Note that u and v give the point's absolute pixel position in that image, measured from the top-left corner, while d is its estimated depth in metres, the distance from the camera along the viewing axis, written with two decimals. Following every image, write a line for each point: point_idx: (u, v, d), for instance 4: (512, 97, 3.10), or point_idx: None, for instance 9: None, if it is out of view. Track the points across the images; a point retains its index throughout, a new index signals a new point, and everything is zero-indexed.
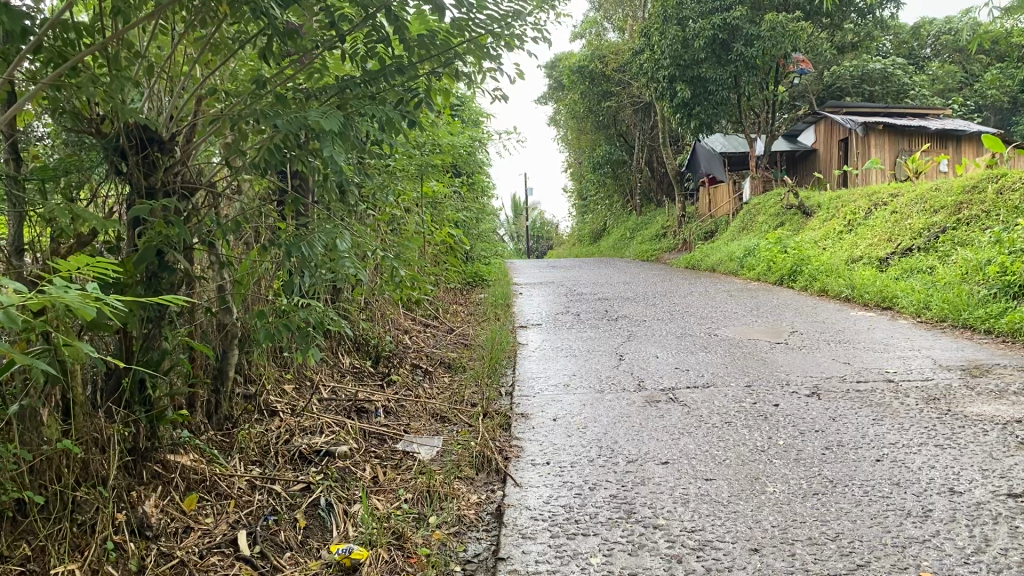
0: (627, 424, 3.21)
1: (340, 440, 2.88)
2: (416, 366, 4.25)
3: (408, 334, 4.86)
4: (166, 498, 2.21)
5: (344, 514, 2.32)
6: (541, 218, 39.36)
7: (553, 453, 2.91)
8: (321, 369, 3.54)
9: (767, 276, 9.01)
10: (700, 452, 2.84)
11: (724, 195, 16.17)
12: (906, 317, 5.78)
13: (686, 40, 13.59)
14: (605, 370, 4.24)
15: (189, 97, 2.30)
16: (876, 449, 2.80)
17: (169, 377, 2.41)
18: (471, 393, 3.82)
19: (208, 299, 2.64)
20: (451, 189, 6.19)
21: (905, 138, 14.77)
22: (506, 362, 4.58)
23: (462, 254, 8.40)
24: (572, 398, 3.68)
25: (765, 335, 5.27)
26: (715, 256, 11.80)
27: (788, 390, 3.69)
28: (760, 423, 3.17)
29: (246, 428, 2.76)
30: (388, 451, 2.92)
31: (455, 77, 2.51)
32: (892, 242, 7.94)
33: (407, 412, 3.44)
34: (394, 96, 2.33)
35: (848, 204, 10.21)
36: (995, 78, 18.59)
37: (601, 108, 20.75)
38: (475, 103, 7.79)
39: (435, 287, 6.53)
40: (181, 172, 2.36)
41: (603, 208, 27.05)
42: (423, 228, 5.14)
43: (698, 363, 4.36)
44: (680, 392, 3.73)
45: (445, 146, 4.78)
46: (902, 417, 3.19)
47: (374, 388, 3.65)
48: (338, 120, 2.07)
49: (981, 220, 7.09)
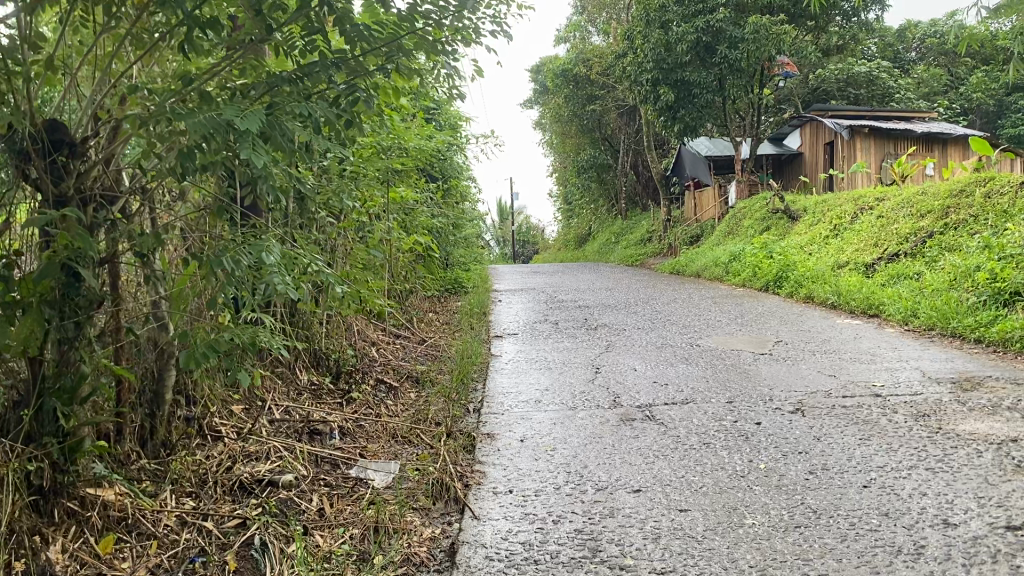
0: (598, 446, 3.01)
1: (287, 467, 2.67)
2: (381, 381, 4.04)
3: (375, 346, 4.65)
4: (78, 541, 1.99)
5: (280, 553, 2.11)
6: (527, 222, 39.15)
7: (518, 479, 2.71)
8: (273, 388, 3.32)
9: (752, 282, 8.83)
10: (675, 479, 2.64)
11: (709, 198, 16.02)
12: (894, 325, 5.61)
13: (669, 43, 13.46)
14: (580, 384, 4.04)
15: (106, 97, 2.11)
16: (863, 474, 2.60)
17: (90, 404, 2.20)
18: (436, 411, 3.61)
19: (138, 316, 2.43)
20: (425, 194, 5.98)
21: (892, 141, 14.66)
22: (476, 377, 4.37)
23: (440, 262, 8.20)
24: (543, 416, 3.48)
25: (748, 345, 5.08)
26: (700, 262, 11.62)
27: (770, 407, 3.50)
28: (741, 444, 2.97)
29: (183, 456, 2.55)
30: (341, 479, 2.71)
31: (405, 73, 2.31)
32: (878, 247, 7.78)
33: (366, 433, 3.23)
34: (332, 95, 2.13)
35: (834, 208, 10.05)
36: (980, 81, 18.53)
37: (585, 112, 20.61)
38: (452, 106, 7.60)
39: (409, 296, 6.32)
40: (100, 178, 2.16)
41: (589, 212, 26.87)
42: (391, 235, 4.93)
43: (677, 376, 4.17)
44: (657, 408, 3.53)
45: (413, 152, 4.59)
46: (890, 436, 3.00)
47: (332, 407, 3.44)
48: (263, 121, 1.87)
49: (969, 224, 6.94)
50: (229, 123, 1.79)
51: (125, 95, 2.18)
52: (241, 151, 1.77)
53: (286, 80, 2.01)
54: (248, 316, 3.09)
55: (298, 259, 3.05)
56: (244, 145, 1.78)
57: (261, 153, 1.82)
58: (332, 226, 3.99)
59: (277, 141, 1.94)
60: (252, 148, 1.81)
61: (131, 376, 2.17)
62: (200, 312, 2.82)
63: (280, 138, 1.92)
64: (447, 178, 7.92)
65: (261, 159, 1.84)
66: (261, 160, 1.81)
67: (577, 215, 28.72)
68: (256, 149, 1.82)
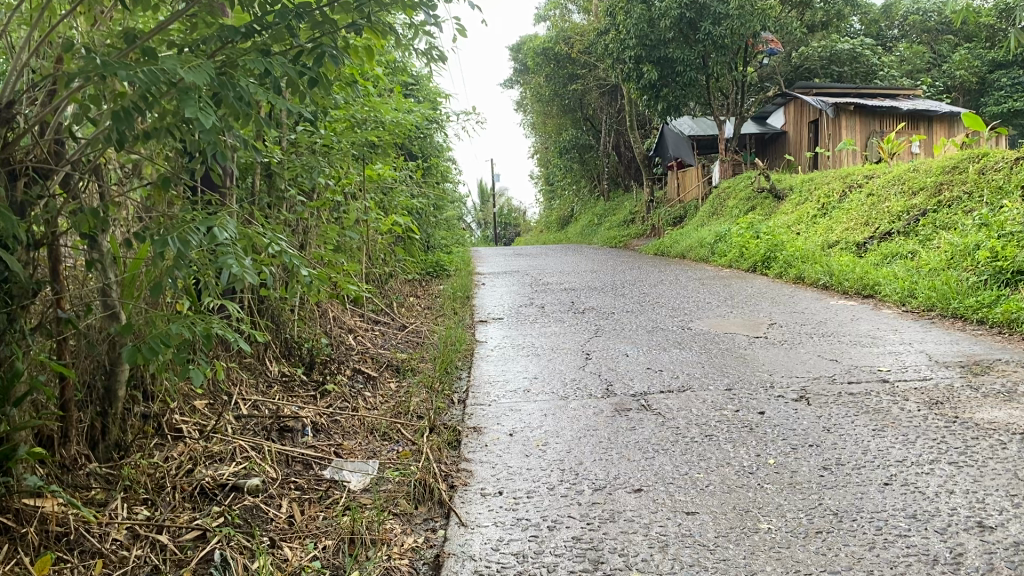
0: (593, 440, 2.79)
1: (254, 468, 2.44)
2: (358, 371, 3.80)
3: (352, 333, 4.40)
4: (11, 563, 1.74)
5: (243, 571, 1.88)
6: (508, 204, 38.81)
7: (507, 478, 2.48)
8: (241, 381, 3.08)
9: (740, 262, 8.64)
10: (679, 476, 2.42)
11: (691, 179, 15.81)
12: (890, 306, 5.43)
13: (652, 19, 13.16)
14: (570, 372, 3.82)
15: (36, 56, 1.85)
16: (882, 469, 2.41)
17: (27, 405, 1.94)
18: (417, 402, 3.37)
19: (86, 304, 2.19)
20: (403, 172, 5.71)
21: (877, 119, 14.50)
22: (460, 365, 4.14)
23: (421, 244, 7.94)
24: (532, 407, 3.26)
25: (742, 328, 4.88)
26: (685, 242, 11.43)
27: (772, 394, 3.29)
28: (746, 436, 2.77)
29: (137, 459, 2.30)
30: (314, 481, 2.48)
31: (380, 27, 2.06)
32: (869, 226, 7.60)
33: (342, 429, 2.99)
34: (294, 50, 1.87)
35: (822, 187, 9.87)
36: (963, 59, 18.40)
37: (566, 91, 20.32)
38: (431, 82, 7.31)
39: (387, 278, 6.07)
40: (33, 149, 1.91)
41: (571, 193, 26.62)
42: (367, 217, 4.66)
43: (673, 362, 3.95)
44: (653, 397, 3.31)
45: (390, 127, 4.32)
46: (905, 427, 2.80)
47: (306, 401, 3.20)
48: (214, 75, 1.62)
49: (963, 202, 6.77)
50: (170, 77, 1.54)
51: (59, 55, 1.91)
52: (185, 111, 1.52)
53: (241, 34, 1.75)
54: (211, 303, 2.84)
55: (261, 246, 2.80)
56: (189, 105, 1.53)
57: (209, 113, 1.57)
58: (303, 205, 3.73)
59: (231, 103, 1.69)
60: (198, 108, 1.56)
61: (72, 371, 1.92)
62: (155, 301, 2.57)
63: (234, 101, 1.67)
64: (427, 157, 7.64)
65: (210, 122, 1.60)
66: (209, 122, 1.56)
67: (558, 196, 28.46)
68: (203, 109, 1.57)
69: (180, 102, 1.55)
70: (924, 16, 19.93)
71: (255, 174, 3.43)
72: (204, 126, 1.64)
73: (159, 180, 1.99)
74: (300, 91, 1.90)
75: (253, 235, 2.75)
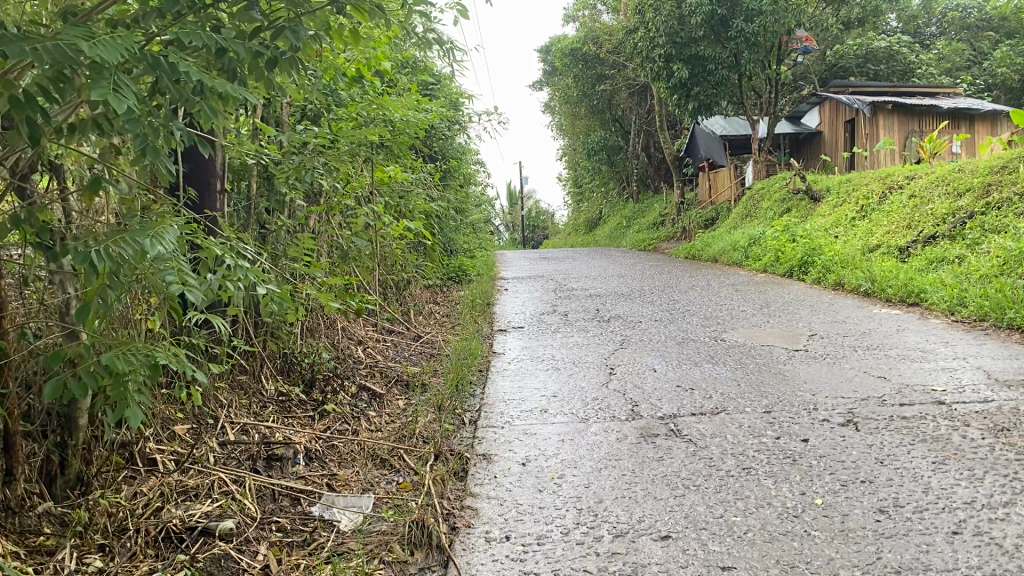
0: (615, 472, 2.49)
1: (230, 508, 2.16)
2: (363, 388, 3.52)
3: (361, 346, 4.13)
4: None
5: None
6: (537, 207, 38.54)
7: (516, 519, 2.19)
8: (230, 402, 2.82)
9: (775, 267, 8.27)
10: (713, 520, 2.11)
11: (723, 181, 15.40)
12: (938, 315, 5.05)
13: (682, 16, 12.81)
14: (592, 389, 3.52)
15: None
16: (949, 514, 2.08)
17: None
18: (424, 425, 3.09)
19: (37, 324, 1.94)
20: (419, 174, 5.45)
21: (916, 118, 14.00)
22: (474, 381, 3.85)
23: (442, 249, 7.69)
24: (549, 431, 2.96)
25: (780, 340, 4.54)
26: (717, 246, 11.06)
27: (816, 418, 2.97)
28: (789, 470, 2.46)
29: (102, 498, 2.04)
30: (299, 521, 2.21)
31: (362, 3, 1.79)
32: (912, 229, 7.21)
33: (339, 457, 2.72)
34: (254, 25, 1.60)
35: (860, 188, 9.46)
36: (1005, 56, 17.80)
37: (595, 92, 20.01)
38: (452, 81, 7.05)
39: (404, 285, 5.80)
40: None
41: (600, 196, 26.25)
42: (377, 221, 4.39)
43: (705, 379, 3.63)
44: (684, 421, 3.00)
45: (400, 128, 4.06)
46: (970, 459, 2.47)
47: (302, 423, 2.92)
48: (136, 50, 1.34)
49: (1013, 204, 6.37)
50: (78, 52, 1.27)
51: None
52: (91, 95, 1.25)
53: (183, 4, 1.50)
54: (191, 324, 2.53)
55: (247, 261, 2.56)
56: (98, 86, 1.26)
57: (126, 95, 1.30)
58: (303, 210, 3.46)
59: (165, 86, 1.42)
60: (112, 91, 1.29)
61: None
62: (127, 318, 2.32)
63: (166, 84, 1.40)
64: (447, 158, 7.38)
65: (129, 107, 1.33)
66: (125, 108, 1.28)
67: (587, 199, 28.12)
68: (120, 93, 1.30)
69: (91, 82, 1.28)
70: (963, 13, 19.35)
71: (251, 177, 3.18)
72: (128, 114, 1.38)
73: (96, 180, 1.74)
74: (263, 76, 1.64)
75: (234, 242, 2.50)
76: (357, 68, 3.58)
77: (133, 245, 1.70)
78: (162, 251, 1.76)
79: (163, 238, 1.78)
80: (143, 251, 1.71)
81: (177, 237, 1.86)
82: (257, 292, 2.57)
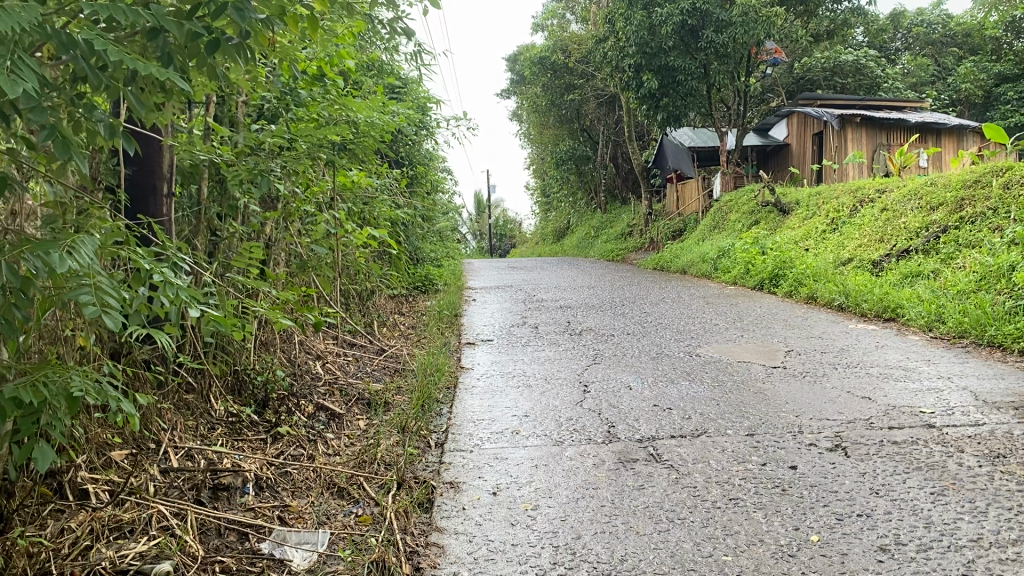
0: (593, 503, 2.30)
1: (167, 548, 1.93)
2: (321, 407, 3.30)
3: (320, 361, 3.91)
4: None
5: None
6: (504, 216, 38.37)
7: (486, 559, 1.99)
8: (175, 425, 2.60)
9: (745, 280, 8.17)
10: (702, 560, 1.94)
11: (691, 192, 15.33)
12: (916, 332, 4.95)
13: (652, 26, 12.73)
14: (566, 409, 3.33)
15: None
16: (958, 554, 1.92)
17: None
18: (387, 449, 2.88)
19: None
20: (383, 181, 5.24)
21: (884, 132, 14.05)
22: (441, 399, 3.65)
23: (407, 259, 7.47)
24: (521, 455, 2.77)
25: (757, 356, 4.39)
26: (686, 257, 10.96)
27: (802, 443, 2.81)
28: (780, 501, 2.29)
29: (21, 536, 1.81)
30: (246, 561, 1.98)
31: None
32: (885, 244, 7.14)
33: (293, 485, 2.50)
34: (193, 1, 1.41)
35: (830, 201, 9.41)
36: (969, 71, 18.00)
37: (563, 102, 19.90)
38: (418, 86, 6.85)
39: (367, 296, 5.58)
40: None
41: (568, 206, 26.16)
42: (337, 229, 4.17)
43: (682, 397, 3.47)
44: (663, 444, 2.83)
45: (363, 131, 3.85)
46: (970, 491, 2.31)
47: (253, 448, 2.71)
48: (42, 27, 1.15)
49: (987, 218, 6.31)
50: None
51: None
52: None
53: None
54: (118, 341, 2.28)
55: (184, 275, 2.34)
56: None
57: (25, 79, 1.11)
58: (258, 216, 3.24)
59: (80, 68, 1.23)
60: (7, 74, 1.09)
61: None
62: (56, 334, 2.11)
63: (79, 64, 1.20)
64: (413, 164, 7.16)
65: (30, 92, 1.14)
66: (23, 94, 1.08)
67: (554, 208, 28.01)
68: (17, 76, 1.10)
69: None
70: (928, 28, 19.57)
71: (202, 181, 2.96)
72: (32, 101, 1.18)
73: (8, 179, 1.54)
74: (202, 61, 1.45)
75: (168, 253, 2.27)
76: (318, 66, 3.38)
77: (44, 255, 1.47)
78: (78, 263, 1.53)
79: (80, 249, 1.56)
80: (56, 262, 1.48)
81: (97, 248, 1.64)
82: (199, 309, 2.35)
